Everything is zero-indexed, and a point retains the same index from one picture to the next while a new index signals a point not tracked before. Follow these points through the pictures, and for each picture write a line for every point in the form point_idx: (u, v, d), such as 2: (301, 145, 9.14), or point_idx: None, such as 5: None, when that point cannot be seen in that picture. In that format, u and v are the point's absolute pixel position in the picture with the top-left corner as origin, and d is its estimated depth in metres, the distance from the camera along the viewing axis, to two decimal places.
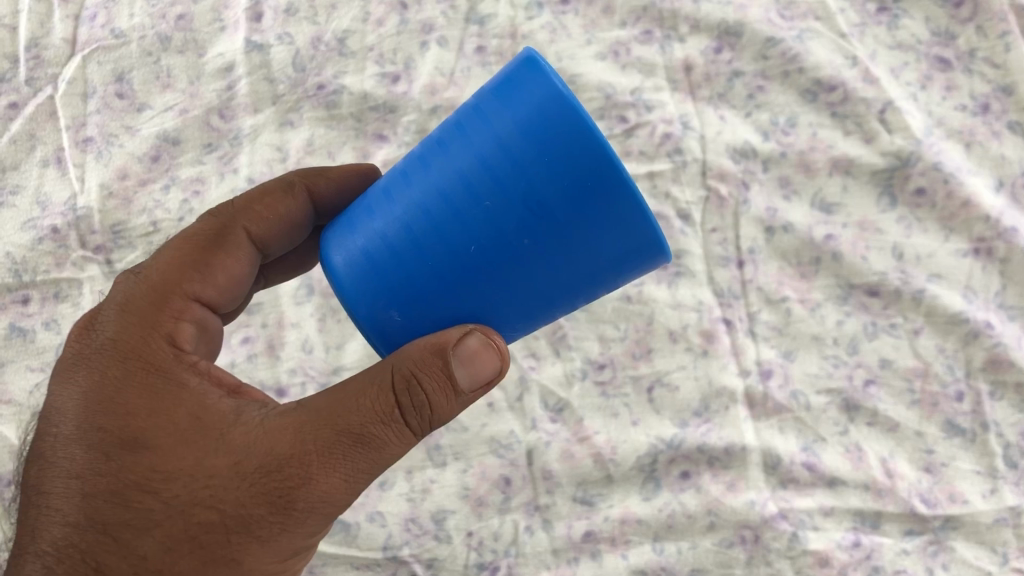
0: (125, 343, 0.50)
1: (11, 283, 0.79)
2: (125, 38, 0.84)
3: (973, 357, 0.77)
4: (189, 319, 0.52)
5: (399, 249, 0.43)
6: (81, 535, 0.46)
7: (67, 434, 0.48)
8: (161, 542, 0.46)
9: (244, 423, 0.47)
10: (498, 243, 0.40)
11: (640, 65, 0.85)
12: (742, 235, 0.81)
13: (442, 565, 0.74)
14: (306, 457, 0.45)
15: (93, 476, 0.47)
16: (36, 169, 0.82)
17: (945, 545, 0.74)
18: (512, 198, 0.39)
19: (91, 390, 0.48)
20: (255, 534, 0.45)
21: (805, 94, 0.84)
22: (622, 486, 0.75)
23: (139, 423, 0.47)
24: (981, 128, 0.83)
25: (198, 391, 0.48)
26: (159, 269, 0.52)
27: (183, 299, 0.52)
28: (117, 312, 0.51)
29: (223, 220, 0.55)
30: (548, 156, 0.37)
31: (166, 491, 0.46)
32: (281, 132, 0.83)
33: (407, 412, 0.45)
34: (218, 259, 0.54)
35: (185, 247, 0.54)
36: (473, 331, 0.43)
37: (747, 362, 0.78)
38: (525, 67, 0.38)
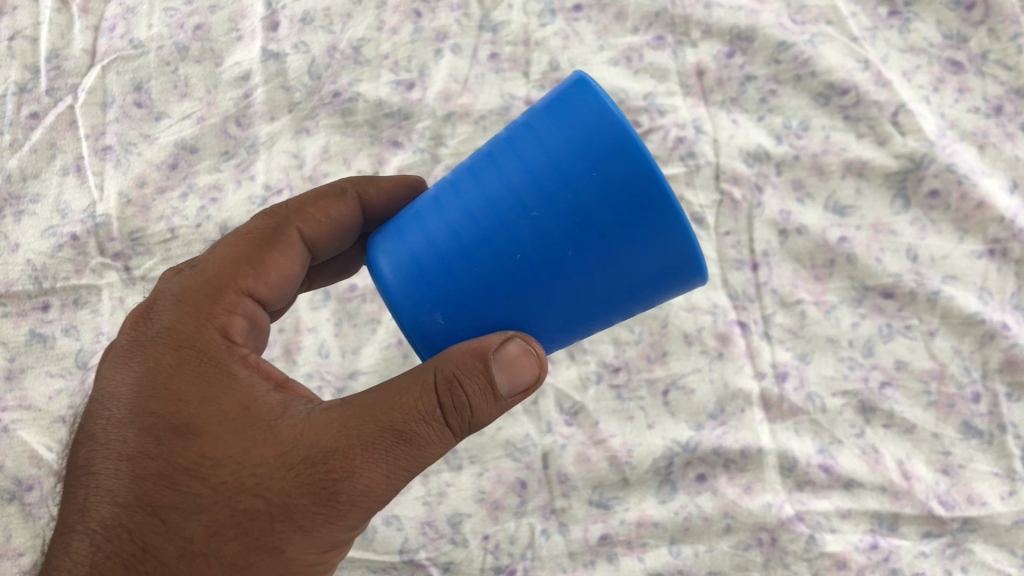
0: (180, 332, 0.50)
1: (31, 289, 0.80)
2: (144, 49, 0.86)
3: (990, 358, 0.77)
4: (241, 313, 0.52)
5: (448, 256, 0.43)
6: (130, 515, 0.47)
7: (119, 417, 0.48)
8: (208, 526, 0.46)
9: (291, 416, 0.47)
10: (543, 251, 0.40)
11: (653, 70, 0.86)
12: (756, 237, 0.82)
13: (458, 568, 0.74)
14: (351, 450, 0.45)
15: (144, 458, 0.47)
16: (56, 177, 0.83)
17: (964, 547, 0.73)
18: (560, 210, 0.39)
19: (145, 375, 0.49)
20: (299, 524, 0.45)
21: (818, 97, 0.84)
22: (638, 489, 0.75)
23: (190, 409, 0.47)
24: (995, 129, 0.83)
25: (248, 383, 0.48)
26: (214, 264, 0.53)
27: (237, 293, 0.52)
28: (171, 301, 0.51)
29: (277, 220, 0.56)
30: (596, 171, 0.38)
31: (213, 477, 0.46)
32: (298, 139, 0.84)
33: (448, 412, 0.45)
34: (272, 255, 0.54)
35: (240, 243, 0.54)
36: (514, 337, 0.44)
37: (762, 365, 0.78)
38: (576, 88, 0.39)
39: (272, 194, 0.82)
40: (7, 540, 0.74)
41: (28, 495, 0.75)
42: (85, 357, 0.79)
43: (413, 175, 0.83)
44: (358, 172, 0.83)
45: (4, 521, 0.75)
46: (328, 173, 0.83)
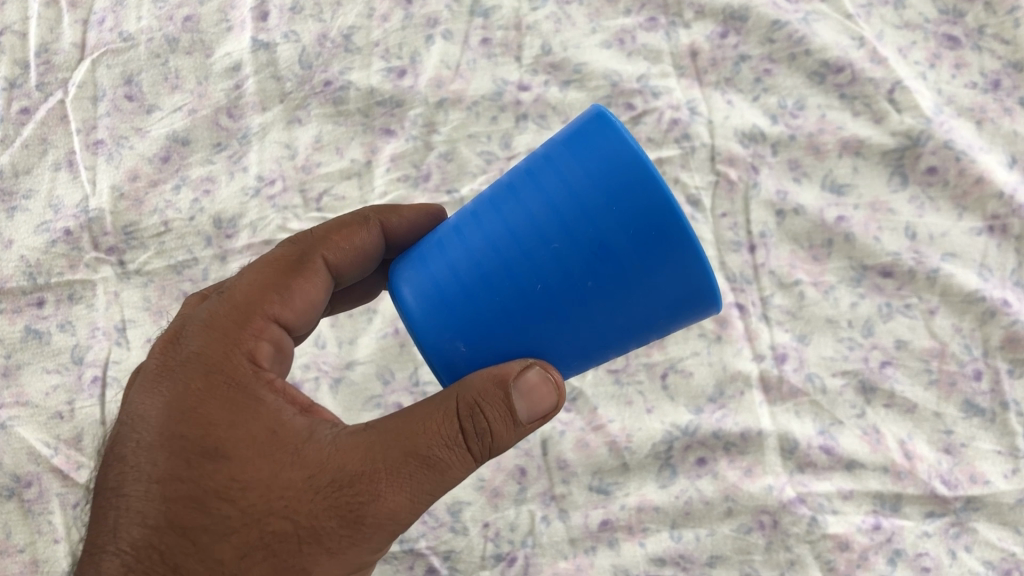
0: (208, 357, 0.49)
1: (26, 285, 0.80)
2: (133, 41, 0.85)
3: (991, 336, 0.77)
4: (267, 338, 0.51)
5: (469, 284, 0.43)
6: (160, 537, 0.46)
7: (149, 440, 0.48)
8: (237, 548, 0.45)
9: (317, 440, 0.46)
10: (564, 282, 0.40)
11: (646, 52, 0.85)
12: (753, 219, 0.81)
13: (458, 557, 0.73)
14: (376, 474, 0.45)
15: (174, 480, 0.46)
16: (48, 173, 0.83)
17: (967, 526, 0.73)
18: (579, 241, 0.39)
19: (174, 400, 0.48)
20: (326, 546, 0.45)
21: (813, 76, 0.84)
22: (638, 473, 0.75)
23: (219, 434, 0.46)
24: (993, 104, 0.82)
25: (275, 408, 0.47)
26: (243, 290, 0.52)
27: (264, 319, 0.51)
28: (200, 328, 0.51)
29: (302, 247, 0.55)
30: (615, 204, 0.38)
31: (243, 500, 0.45)
32: (290, 129, 0.84)
33: (470, 438, 0.45)
34: (298, 283, 0.53)
35: (267, 270, 0.53)
36: (533, 365, 0.43)
37: (761, 346, 0.77)
38: (595, 123, 0.40)
39: (265, 185, 0.82)
40: (6, 537, 0.74)
41: (26, 490, 0.75)
42: (81, 352, 0.79)
43: (406, 163, 0.83)
44: (352, 161, 0.83)
45: (4, 519, 0.75)
46: (321, 163, 0.83)
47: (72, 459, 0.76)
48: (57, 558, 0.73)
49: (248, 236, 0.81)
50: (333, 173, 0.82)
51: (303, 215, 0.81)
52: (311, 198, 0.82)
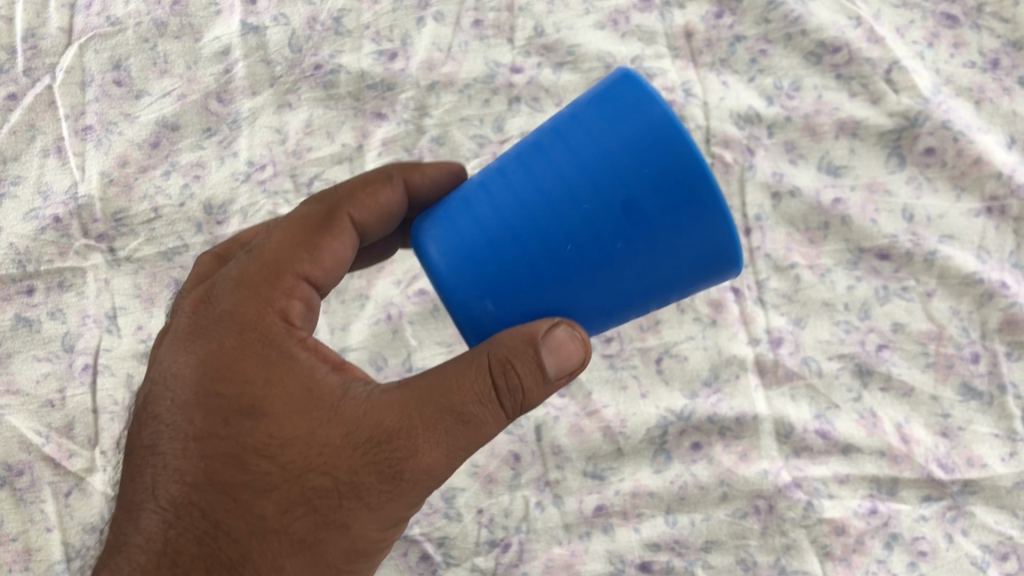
0: (242, 315, 0.49)
1: (15, 273, 0.79)
2: (121, 25, 0.84)
3: (988, 318, 0.76)
4: (299, 297, 0.50)
5: (497, 241, 0.43)
6: (200, 494, 0.47)
7: (185, 399, 0.48)
8: (279, 504, 0.47)
9: (353, 397, 0.47)
10: (593, 242, 0.40)
11: (640, 33, 0.84)
12: (748, 201, 0.80)
13: (452, 543, 0.73)
14: (412, 430, 0.45)
15: (212, 438, 0.47)
16: (36, 159, 0.82)
17: (965, 509, 0.72)
18: (609, 202, 0.40)
19: (208, 358, 0.48)
20: (365, 501, 0.46)
21: (809, 57, 0.82)
22: (632, 458, 0.74)
23: (255, 391, 0.47)
24: (992, 84, 0.81)
25: (308, 365, 0.48)
26: (272, 248, 0.51)
27: (294, 278, 0.51)
28: (232, 285, 0.50)
29: (329, 205, 0.53)
30: (646, 165, 0.39)
31: (282, 456, 0.46)
32: (280, 114, 0.83)
33: (502, 394, 0.45)
34: (326, 240, 0.52)
35: (295, 227, 0.52)
36: (560, 322, 0.43)
37: (756, 330, 0.77)
38: (624, 83, 0.40)
39: (255, 170, 0.81)
40: None
41: (17, 479, 0.75)
42: (72, 340, 0.78)
43: (397, 147, 0.81)
44: (343, 145, 0.82)
45: None
46: (312, 148, 0.82)
47: (64, 447, 0.75)
48: (50, 547, 0.73)
49: (239, 222, 0.80)
50: (325, 158, 0.82)
51: (294, 200, 0.80)
52: (302, 183, 0.81)
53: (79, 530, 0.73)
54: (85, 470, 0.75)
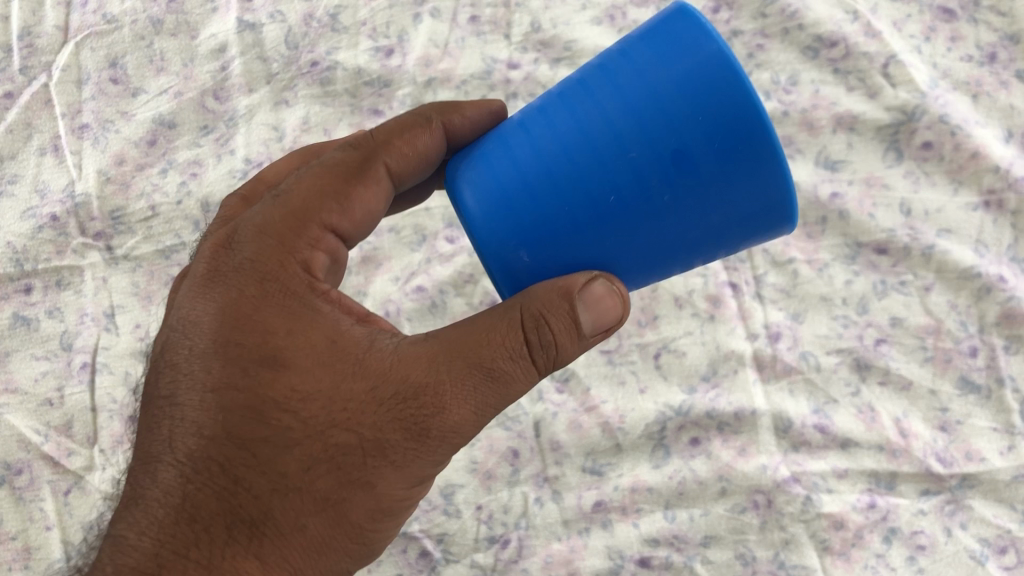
0: (264, 264, 0.48)
1: (13, 272, 0.79)
2: (117, 23, 0.84)
3: (987, 312, 0.76)
4: (324, 249, 0.50)
5: (535, 188, 0.42)
6: (218, 448, 0.46)
7: (202, 348, 0.47)
8: (301, 461, 0.46)
9: (379, 350, 0.46)
10: (637, 192, 0.39)
11: (637, 28, 0.84)
12: None
13: (452, 540, 0.73)
14: (441, 386, 0.45)
15: (231, 390, 0.46)
16: (33, 158, 0.82)
17: (963, 503, 0.73)
18: (659, 150, 0.38)
19: (227, 306, 0.47)
20: (391, 459, 0.46)
21: (806, 51, 0.82)
22: (631, 454, 0.74)
23: (277, 341, 0.46)
24: (989, 77, 0.81)
25: (333, 317, 0.47)
26: (298, 193, 0.50)
27: (320, 227, 0.49)
28: (254, 233, 0.49)
29: (365, 151, 0.52)
30: (700, 112, 0.37)
31: (304, 411, 0.45)
32: (277, 111, 0.82)
33: (534, 350, 0.44)
34: (358, 190, 0.51)
35: (325, 172, 0.51)
36: (599, 276, 0.43)
37: (754, 325, 0.77)
38: (679, 19, 0.38)
39: (252, 167, 0.81)
40: None
41: (16, 478, 0.75)
42: (70, 338, 0.78)
43: None
44: None
45: None
46: (309, 144, 0.81)
47: (63, 446, 0.75)
48: (49, 546, 0.73)
49: None
50: None
51: None
52: None
53: (79, 529, 0.73)
54: (84, 469, 0.75)
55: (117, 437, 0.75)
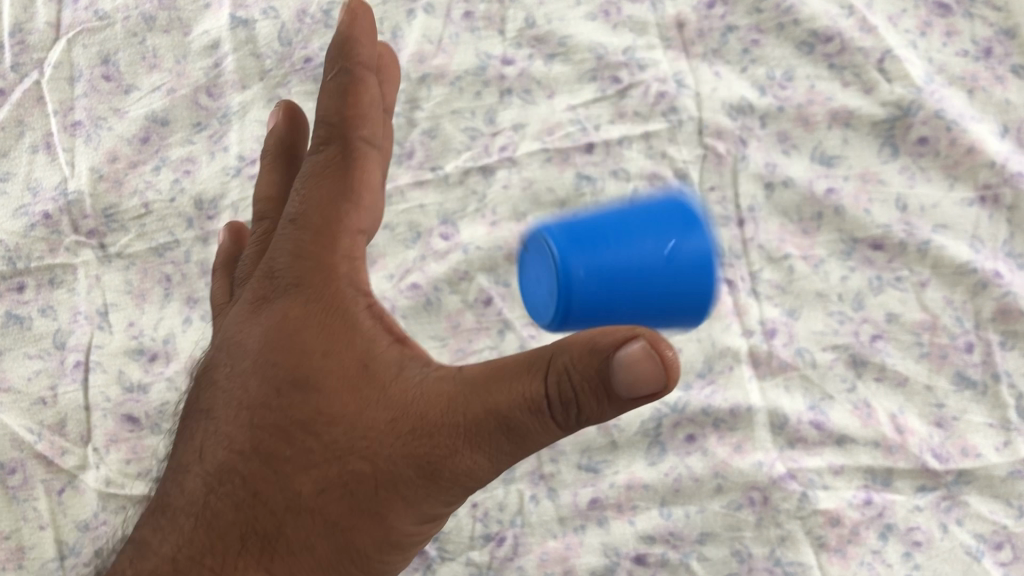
0: (304, 285, 0.53)
1: (5, 270, 0.79)
2: (109, 20, 0.83)
3: (982, 308, 0.76)
4: (354, 256, 0.54)
5: (579, 238, 0.49)
6: (244, 463, 0.51)
7: (245, 367, 0.53)
8: (317, 483, 0.50)
9: (405, 380, 0.50)
10: (649, 267, 0.49)
11: (631, 24, 0.83)
12: (741, 192, 0.79)
13: (447, 537, 0.73)
14: (455, 428, 0.48)
15: (264, 408, 0.51)
16: (25, 155, 0.81)
17: (959, 499, 0.72)
18: (670, 250, 0.49)
19: (273, 327, 0.52)
20: (402, 493, 0.49)
21: (801, 46, 0.82)
22: (627, 451, 0.75)
23: (311, 364, 0.50)
24: (984, 72, 0.81)
25: (368, 341, 0.51)
26: (318, 210, 0.55)
27: (348, 236, 0.54)
28: (291, 256, 0.54)
29: (337, 136, 0.57)
30: (703, 258, 0.50)
31: (326, 434, 0.50)
32: (270, 107, 0.82)
33: (555, 406, 0.45)
34: (354, 177, 0.56)
35: (324, 181, 0.56)
36: (640, 336, 0.43)
37: (750, 322, 0.77)
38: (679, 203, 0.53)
39: (246, 164, 0.81)
40: None
41: (9, 478, 0.75)
42: (64, 337, 0.78)
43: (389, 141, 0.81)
44: None
45: None
46: None
47: (57, 445, 0.75)
48: (43, 545, 0.73)
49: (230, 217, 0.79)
50: None
51: None
52: None
53: (73, 528, 0.73)
54: (78, 468, 0.74)
55: (111, 436, 0.75)
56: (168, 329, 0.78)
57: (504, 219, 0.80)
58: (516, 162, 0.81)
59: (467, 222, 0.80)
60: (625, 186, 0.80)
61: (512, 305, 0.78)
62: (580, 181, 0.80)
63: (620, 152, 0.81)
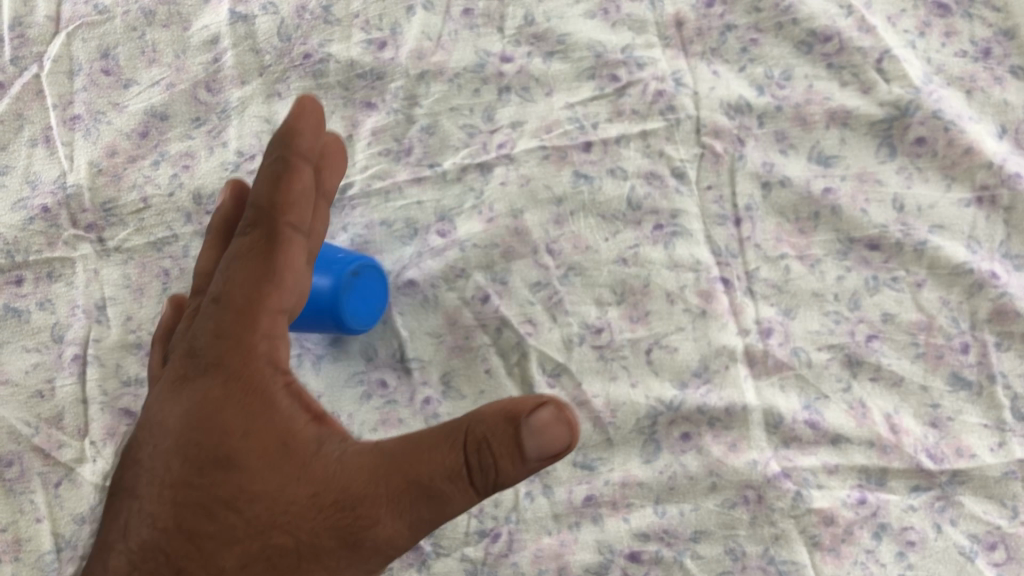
0: (221, 359, 0.48)
1: (4, 263, 0.79)
2: (109, 14, 0.84)
3: (978, 309, 0.76)
4: (272, 337, 0.49)
5: None
6: (167, 539, 0.46)
7: (165, 445, 0.47)
8: (239, 559, 0.45)
9: (325, 455, 0.47)
10: None
11: (631, 22, 0.83)
12: (739, 191, 0.80)
13: (442, 533, 0.73)
14: (377, 497, 0.45)
15: (186, 486, 0.46)
16: (25, 149, 0.82)
17: (954, 500, 0.73)
18: None
19: (190, 405, 0.47)
20: (325, 565, 0.45)
21: (800, 45, 0.82)
22: (622, 449, 0.75)
23: (232, 442, 0.46)
24: (983, 73, 0.81)
25: (287, 416, 0.47)
26: (238, 289, 0.49)
27: (269, 314, 0.49)
28: (210, 330, 0.49)
29: (265, 226, 0.51)
30: None
31: (248, 510, 0.46)
32: (270, 103, 0.82)
33: (473, 472, 0.44)
34: (279, 261, 0.50)
35: (248, 263, 0.50)
36: (546, 405, 0.44)
37: (746, 321, 0.77)
38: None
39: (245, 160, 0.81)
40: None
41: (6, 470, 0.75)
42: (61, 331, 0.78)
43: (388, 138, 0.81)
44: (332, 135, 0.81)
45: None
46: None
47: (54, 438, 0.75)
48: (40, 537, 0.73)
49: None
50: None
51: None
52: None
53: (70, 521, 0.74)
54: (75, 461, 0.75)
55: (109, 429, 0.75)
56: None
57: (502, 216, 0.80)
58: (514, 159, 0.81)
59: (464, 219, 0.80)
60: (622, 184, 0.80)
61: (508, 302, 0.78)
62: (577, 179, 0.80)
63: (618, 150, 0.81)
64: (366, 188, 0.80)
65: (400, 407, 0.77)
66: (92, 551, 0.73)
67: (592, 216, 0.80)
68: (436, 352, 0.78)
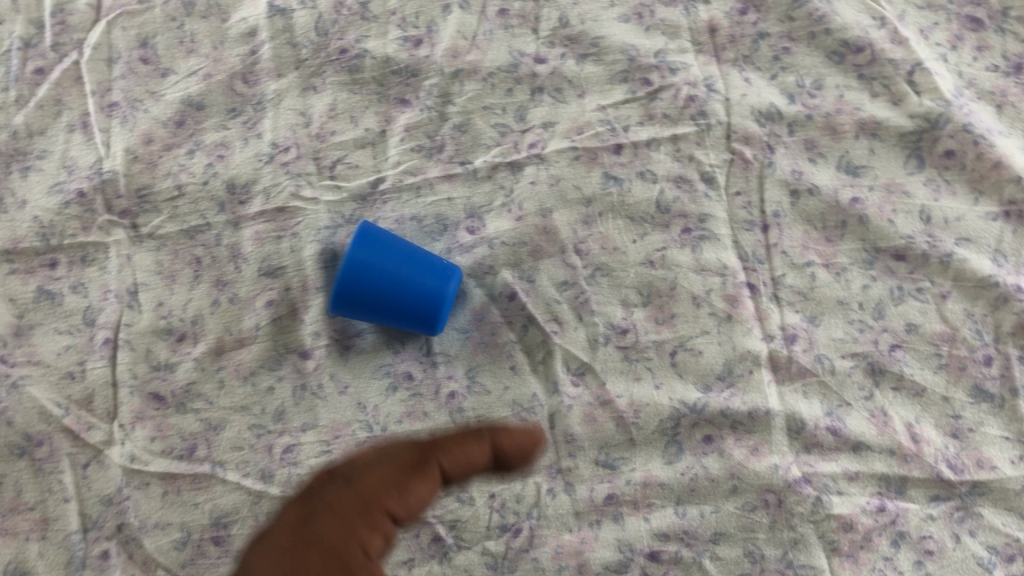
0: (330, 539, 0.54)
1: (39, 246, 0.80)
2: (149, 4, 0.85)
3: (1002, 322, 0.77)
4: (381, 533, 0.56)
5: None
6: None
7: None
8: None
9: None
10: None
11: (664, 27, 0.84)
12: (767, 198, 0.80)
13: (464, 526, 0.74)
14: None
15: None
16: (63, 134, 0.82)
17: (973, 511, 0.73)
18: None
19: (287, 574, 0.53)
20: None
21: (832, 55, 0.83)
22: (644, 449, 0.76)
23: None
24: (1014, 88, 0.81)
25: None
26: (371, 483, 0.58)
27: (380, 514, 0.56)
28: (328, 514, 0.56)
29: (423, 453, 0.60)
30: None
31: None
32: (304, 96, 0.83)
33: None
34: (408, 492, 0.58)
35: (390, 468, 0.59)
36: None
37: (771, 327, 0.78)
38: None
39: (279, 152, 0.82)
40: (17, 494, 0.75)
41: (35, 449, 0.75)
42: (94, 314, 0.78)
43: (421, 135, 0.82)
44: (366, 130, 0.82)
45: (14, 477, 0.75)
46: (335, 131, 0.82)
47: (83, 419, 0.76)
48: (67, 517, 0.74)
49: (261, 203, 0.81)
50: (347, 141, 0.82)
51: (316, 183, 0.81)
52: (324, 165, 0.82)
53: (97, 502, 0.74)
54: (103, 443, 0.76)
55: (136, 413, 0.76)
56: (196, 310, 0.78)
57: (531, 215, 0.81)
58: (545, 159, 0.82)
59: (494, 216, 0.81)
60: (651, 187, 0.81)
61: (536, 300, 0.79)
62: (607, 181, 0.81)
63: (648, 154, 0.82)
64: (398, 183, 0.81)
65: (425, 400, 0.77)
66: (118, 532, 0.74)
67: (621, 218, 0.81)
68: (462, 348, 0.79)
